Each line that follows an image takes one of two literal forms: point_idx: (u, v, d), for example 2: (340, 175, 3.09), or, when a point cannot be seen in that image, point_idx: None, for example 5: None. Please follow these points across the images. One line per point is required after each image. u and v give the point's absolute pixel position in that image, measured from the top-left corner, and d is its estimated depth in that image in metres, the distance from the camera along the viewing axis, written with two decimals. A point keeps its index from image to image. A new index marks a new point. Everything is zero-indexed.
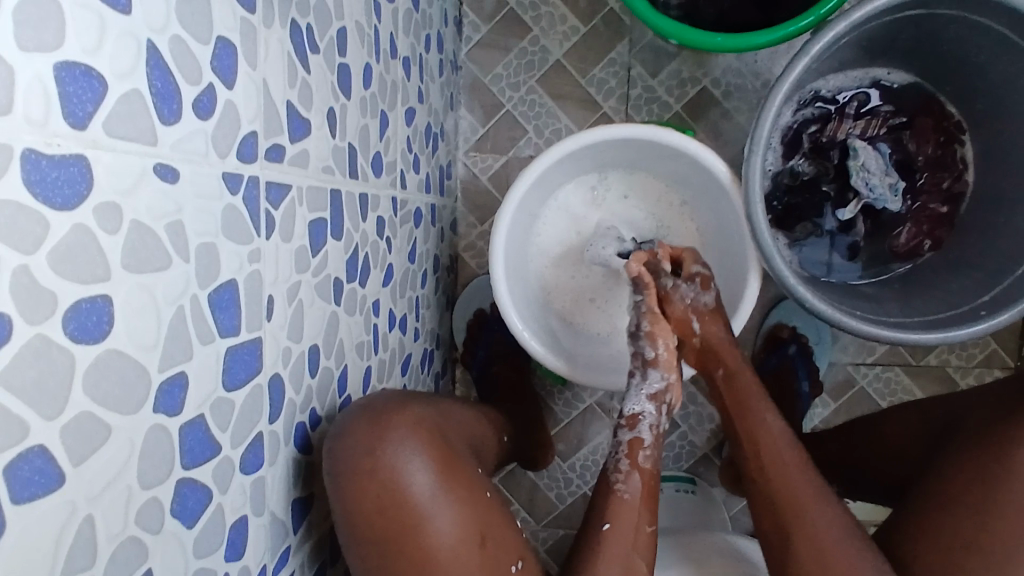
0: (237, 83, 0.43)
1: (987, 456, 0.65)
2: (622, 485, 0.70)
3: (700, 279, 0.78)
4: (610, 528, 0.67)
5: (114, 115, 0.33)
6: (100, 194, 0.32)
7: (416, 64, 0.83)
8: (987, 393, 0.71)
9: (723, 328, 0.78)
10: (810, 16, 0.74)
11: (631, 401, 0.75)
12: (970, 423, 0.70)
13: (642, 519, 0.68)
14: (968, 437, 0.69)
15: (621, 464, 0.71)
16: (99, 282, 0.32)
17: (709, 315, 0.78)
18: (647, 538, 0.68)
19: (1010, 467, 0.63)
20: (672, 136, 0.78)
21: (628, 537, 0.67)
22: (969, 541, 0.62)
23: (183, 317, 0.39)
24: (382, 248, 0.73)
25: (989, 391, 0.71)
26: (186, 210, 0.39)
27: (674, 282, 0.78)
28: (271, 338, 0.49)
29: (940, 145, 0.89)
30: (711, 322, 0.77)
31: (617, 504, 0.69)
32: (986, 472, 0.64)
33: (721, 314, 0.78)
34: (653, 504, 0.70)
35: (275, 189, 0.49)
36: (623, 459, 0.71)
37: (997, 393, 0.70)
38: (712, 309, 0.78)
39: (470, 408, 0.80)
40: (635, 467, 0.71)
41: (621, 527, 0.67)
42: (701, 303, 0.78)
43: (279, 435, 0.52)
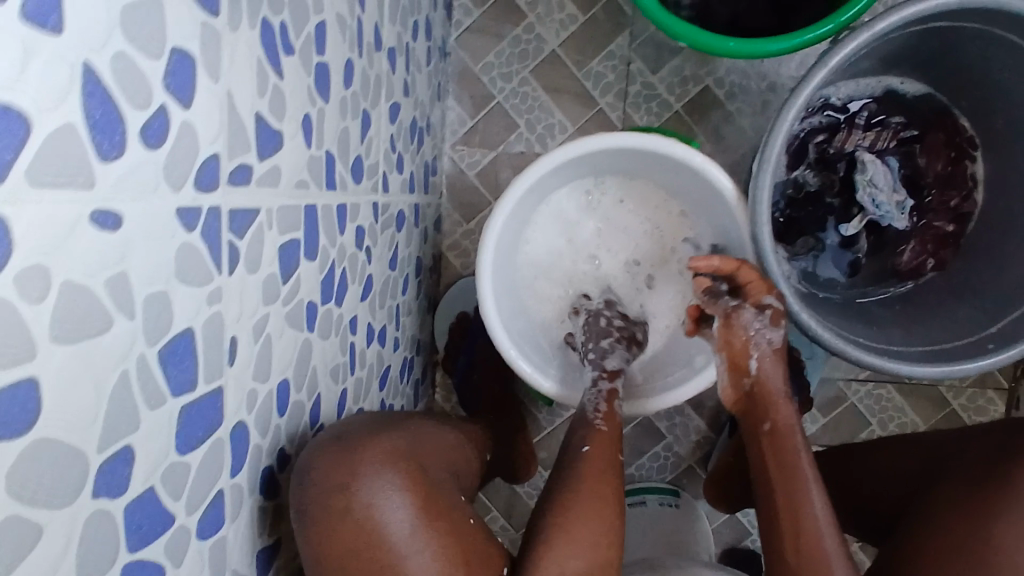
0: (195, 100, 0.37)
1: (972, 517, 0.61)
2: (601, 420, 0.74)
3: (771, 315, 0.70)
4: (591, 450, 0.71)
5: (40, 159, 0.27)
6: (21, 258, 0.26)
7: (402, 53, 0.76)
8: (983, 434, 0.68)
9: (782, 374, 0.72)
10: (831, 23, 0.69)
11: (614, 358, 0.80)
12: (963, 467, 0.67)
13: (614, 448, 0.72)
14: (960, 483, 0.66)
15: (599, 406, 0.76)
16: (23, 361, 0.27)
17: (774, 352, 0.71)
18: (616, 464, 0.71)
19: (1000, 521, 0.59)
20: (676, 148, 0.73)
21: (596, 469, 0.69)
22: None
23: (127, 383, 0.33)
24: (361, 259, 0.68)
25: (984, 434, 0.68)
26: (132, 259, 0.33)
27: (741, 305, 0.71)
28: (234, 383, 0.44)
29: (951, 162, 0.85)
30: (770, 363, 0.71)
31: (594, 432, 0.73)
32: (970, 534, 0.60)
33: (782, 355, 0.72)
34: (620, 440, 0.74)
35: (240, 215, 0.43)
36: (602, 403, 0.76)
37: (992, 437, 0.67)
38: (776, 349, 0.71)
39: (449, 429, 0.75)
40: (608, 412, 0.75)
41: (598, 454, 0.71)
42: (766, 340, 0.71)
43: (243, 486, 0.46)
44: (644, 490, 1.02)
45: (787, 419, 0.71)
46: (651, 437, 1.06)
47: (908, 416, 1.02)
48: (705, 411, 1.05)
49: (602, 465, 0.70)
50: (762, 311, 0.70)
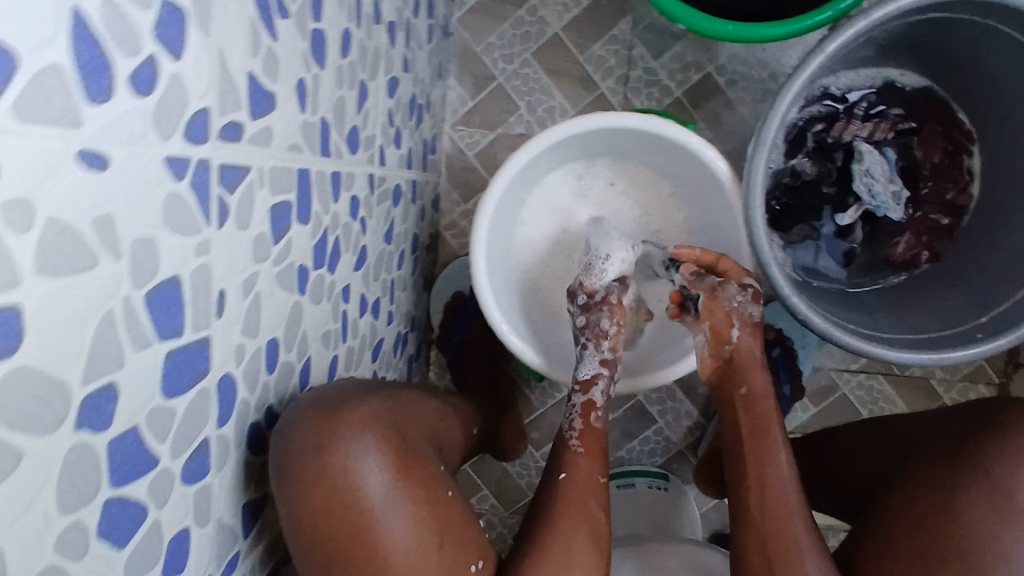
0: (186, 53, 0.38)
1: (931, 496, 0.62)
2: (577, 442, 0.73)
3: (753, 292, 0.73)
4: (567, 478, 0.70)
5: (26, 95, 0.28)
6: (7, 188, 0.27)
7: (402, 29, 0.77)
8: (949, 415, 0.68)
9: (759, 346, 0.73)
10: (829, 10, 0.69)
11: (585, 366, 0.77)
12: (927, 447, 0.67)
13: (597, 467, 0.72)
14: (924, 460, 0.66)
15: (574, 423, 0.74)
16: (6, 289, 0.28)
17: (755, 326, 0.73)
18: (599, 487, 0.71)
19: (963, 501, 0.60)
20: (672, 130, 0.74)
21: (582, 486, 0.70)
22: None
23: (113, 323, 0.34)
24: (356, 229, 0.69)
25: (951, 414, 0.68)
26: (119, 202, 0.34)
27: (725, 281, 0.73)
28: (222, 336, 0.45)
29: (947, 154, 0.85)
30: (750, 336, 0.73)
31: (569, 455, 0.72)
32: (930, 514, 0.61)
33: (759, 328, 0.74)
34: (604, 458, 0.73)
35: (230, 172, 0.44)
36: (577, 420, 0.74)
37: (955, 418, 0.67)
38: (755, 323, 0.73)
39: (434, 401, 0.75)
40: (586, 431, 0.74)
41: (577, 478, 0.70)
42: (749, 315, 0.73)
43: (229, 438, 0.48)
44: (634, 473, 1.03)
45: (762, 386, 0.72)
46: (643, 421, 1.07)
47: (898, 408, 1.02)
48: (696, 397, 1.06)
49: (585, 488, 0.70)
50: (744, 287, 0.73)
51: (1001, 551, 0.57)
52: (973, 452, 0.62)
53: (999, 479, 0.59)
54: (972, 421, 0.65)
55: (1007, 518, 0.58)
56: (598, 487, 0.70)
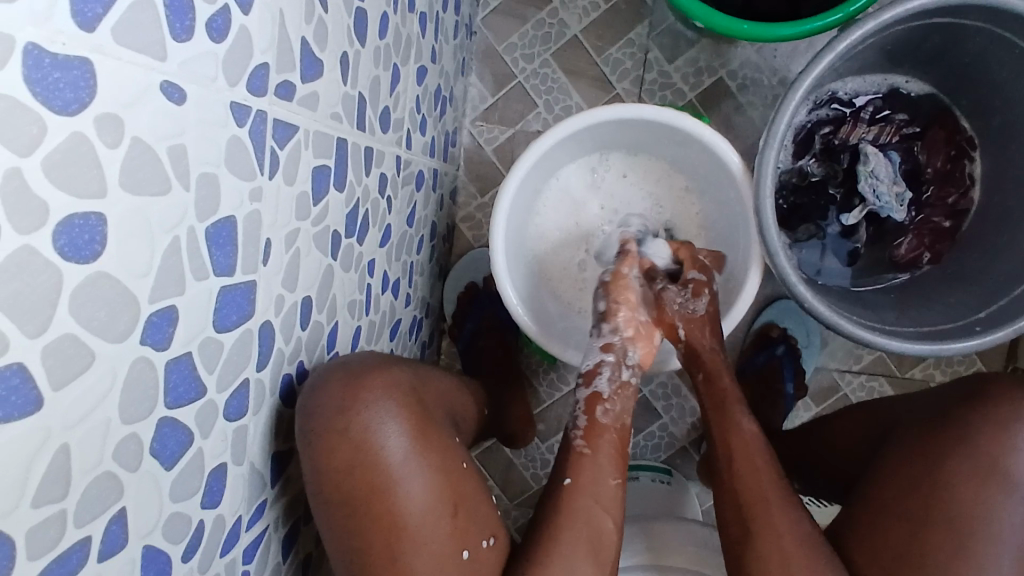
0: (253, 9, 0.41)
1: (916, 461, 0.64)
2: (581, 440, 0.70)
3: (692, 287, 0.78)
4: (571, 483, 0.68)
5: (122, 22, 0.30)
6: (102, 104, 0.30)
7: (432, 21, 0.80)
8: (932, 393, 0.70)
9: (712, 338, 0.77)
10: (839, 13, 0.73)
11: (589, 356, 0.76)
12: (911, 422, 0.69)
13: (607, 474, 0.69)
14: (907, 432, 0.68)
15: (579, 421, 0.72)
16: (95, 198, 0.30)
17: (704, 320, 0.77)
18: (612, 493, 0.68)
19: (948, 461, 0.62)
20: (686, 121, 0.77)
21: (590, 487, 0.68)
22: (901, 553, 0.61)
23: (178, 248, 0.37)
24: (382, 206, 0.72)
25: (933, 391, 0.70)
26: (190, 135, 0.36)
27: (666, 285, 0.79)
28: (265, 283, 0.47)
29: (950, 159, 0.89)
30: (699, 328, 0.77)
31: (575, 458, 0.69)
32: (917, 479, 0.63)
33: (712, 324, 0.78)
34: (624, 462, 0.71)
35: (282, 127, 0.47)
36: (581, 416, 0.72)
37: (939, 392, 0.69)
38: (701, 316, 0.77)
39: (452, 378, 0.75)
40: (590, 426, 0.71)
41: (583, 483, 0.68)
42: (693, 309, 0.77)
43: (265, 385, 0.50)
44: (638, 467, 1.04)
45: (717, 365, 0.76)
46: (648, 416, 1.09)
47: None
48: None
49: (595, 495, 0.67)
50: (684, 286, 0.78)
51: (986, 513, 0.59)
52: (956, 421, 0.64)
53: (985, 447, 0.61)
54: (955, 393, 0.67)
55: (993, 481, 0.60)
56: (608, 494, 0.68)
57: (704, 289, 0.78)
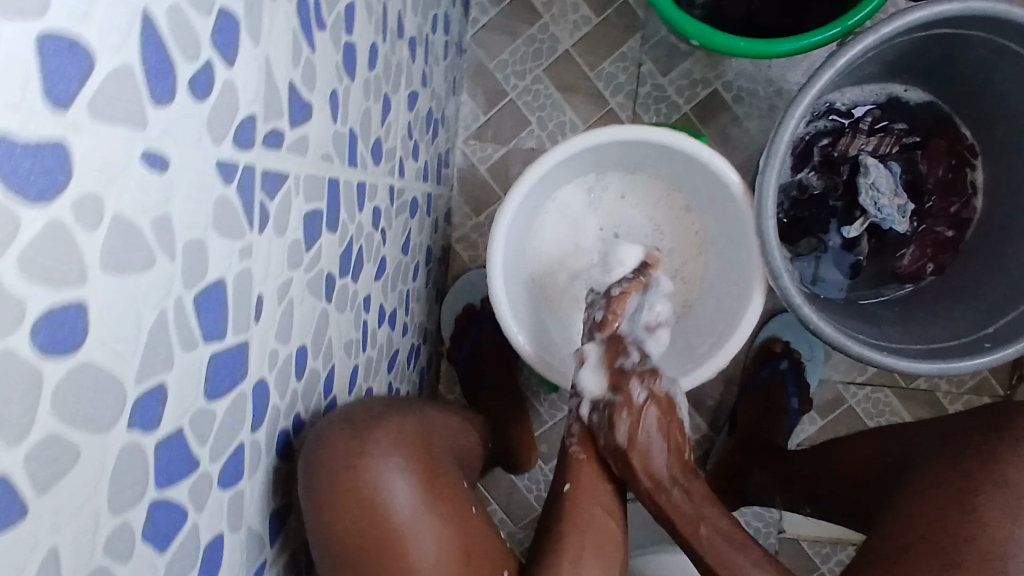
0: (237, 61, 0.39)
1: (948, 495, 0.63)
2: (575, 444, 0.73)
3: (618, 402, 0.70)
4: (571, 487, 0.70)
5: (99, 95, 0.28)
6: (81, 185, 0.28)
7: (422, 45, 0.79)
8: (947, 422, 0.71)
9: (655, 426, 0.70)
10: (837, 27, 0.71)
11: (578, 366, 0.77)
12: (931, 450, 0.69)
13: (603, 476, 0.70)
14: (935, 465, 0.67)
15: (573, 430, 0.74)
16: (76, 287, 0.28)
17: (641, 427, 0.70)
18: (608, 495, 0.70)
19: (982, 496, 0.61)
20: (686, 142, 0.75)
21: (589, 490, 0.69)
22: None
23: (165, 322, 0.35)
24: (376, 240, 0.70)
25: (952, 418, 0.71)
26: (176, 202, 0.34)
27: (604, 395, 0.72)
28: (258, 341, 0.45)
29: (952, 168, 0.87)
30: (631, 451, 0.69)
31: (573, 463, 0.71)
32: (948, 513, 0.62)
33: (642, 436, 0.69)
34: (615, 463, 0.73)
35: (271, 178, 0.45)
36: (574, 425, 0.74)
37: (965, 419, 0.69)
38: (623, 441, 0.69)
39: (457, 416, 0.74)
40: (586, 435, 0.73)
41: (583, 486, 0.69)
42: (616, 440, 0.70)
43: (261, 444, 0.48)
44: (643, 486, 1.03)
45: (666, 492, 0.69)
46: None
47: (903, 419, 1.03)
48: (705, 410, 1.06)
49: (594, 497, 0.69)
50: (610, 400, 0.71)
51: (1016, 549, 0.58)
52: (986, 454, 0.63)
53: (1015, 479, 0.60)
54: (984, 422, 0.67)
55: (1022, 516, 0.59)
56: (604, 495, 0.69)
57: (622, 414, 0.70)
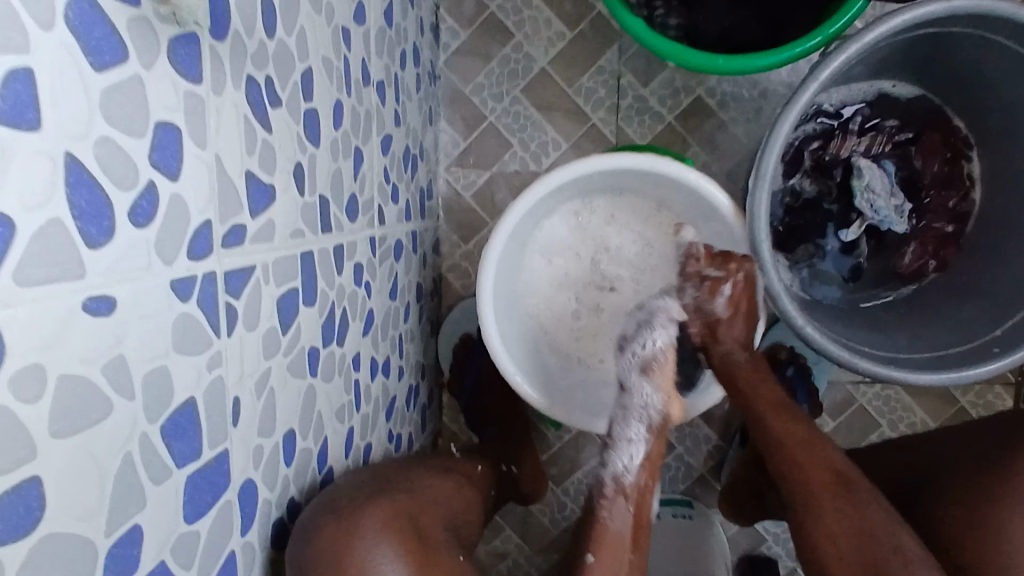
0: (183, 171, 0.37)
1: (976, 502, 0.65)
2: (606, 516, 0.68)
3: (710, 284, 0.75)
4: (595, 560, 0.66)
5: (28, 260, 0.27)
6: (17, 360, 0.26)
7: (391, 84, 0.76)
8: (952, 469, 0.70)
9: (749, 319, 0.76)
10: (819, 35, 0.70)
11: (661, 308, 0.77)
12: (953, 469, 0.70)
13: (625, 550, 0.67)
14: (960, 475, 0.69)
15: (605, 491, 0.70)
16: (25, 464, 0.27)
17: (735, 315, 0.75)
18: (633, 567, 0.67)
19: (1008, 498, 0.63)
20: (671, 165, 0.74)
21: (612, 568, 0.66)
22: None
23: (132, 463, 0.33)
24: (361, 296, 0.68)
25: (972, 432, 0.72)
26: (129, 339, 0.33)
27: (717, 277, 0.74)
28: (240, 443, 0.44)
29: (947, 161, 0.85)
30: (728, 327, 0.76)
31: (596, 532, 0.67)
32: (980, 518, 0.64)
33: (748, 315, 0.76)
34: (642, 534, 0.69)
35: (235, 276, 0.43)
36: (608, 488, 0.70)
37: (980, 431, 0.71)
38: (739, 297, 0.74)
39: (454, 479, 0.73)
40: (614, 496, 0.70)
41: (606, 561, 0.66)
42: (712, 308, 0.75)
43: (254, 543, 0.47)
44: (658, 501, 1.04)
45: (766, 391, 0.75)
46: (662, 448, 1.07)
47: (917, 415, 1.03)
48: (714, 420, 1.05)
49: (616, 573, 0.66)
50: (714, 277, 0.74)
51: None
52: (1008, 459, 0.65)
53: None
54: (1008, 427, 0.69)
55: None
56: (628, 569, 0.67)
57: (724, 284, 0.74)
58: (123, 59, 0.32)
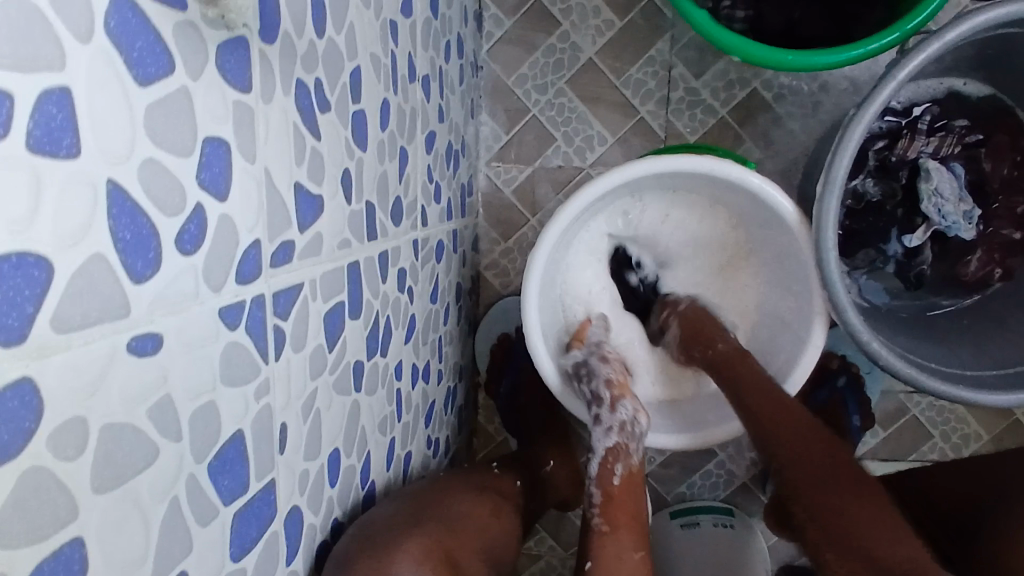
0: (231, 189, 0.34)
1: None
2: (597, 516, 0.66)
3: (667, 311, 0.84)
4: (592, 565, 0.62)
5: (66, 304, 0.24)
6: (56, 414, 0.24)
7: (436, 78, 0.73)
8: (997, 512, 0.65)
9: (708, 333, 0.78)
10: (897, 31, 0.65)
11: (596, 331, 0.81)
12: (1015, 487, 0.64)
13: (628, 548, 0.64)
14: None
15: (594, 497, 0.68)
16: (66, 525, 0.25)
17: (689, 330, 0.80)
18: (637, 567, 0.63)
19: None
20: (732, 169, 0.70)
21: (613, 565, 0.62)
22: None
23: (177, 507, 0.31)
24: (404, 301, 0.65)
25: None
26: (174, 376, 0.30)
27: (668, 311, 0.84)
28: (287, 470, 0.42)
29: (1017, 166, 0.79)
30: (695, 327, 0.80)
31: (596, 537, 0.64)
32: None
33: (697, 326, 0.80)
34: (642, 533, 0.66)
35: (283, 295, 0.40)
36: (595, 492, 0.68)
37: None
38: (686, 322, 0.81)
39: (482, 495, 0.70)
40: (607, 494, 0.67)
41: (607, 561, 0.62)
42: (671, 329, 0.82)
43: (298, 570, 0.45)
44: (698, 509, 1.01)
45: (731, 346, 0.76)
46: (704, 454, 1.03)
47: (972, 427, 0.99)
48: None
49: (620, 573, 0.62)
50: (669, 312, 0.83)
51: None
52: None
53: None
54: None
55: None
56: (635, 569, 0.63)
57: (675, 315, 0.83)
58: (169, 69, 0.29)
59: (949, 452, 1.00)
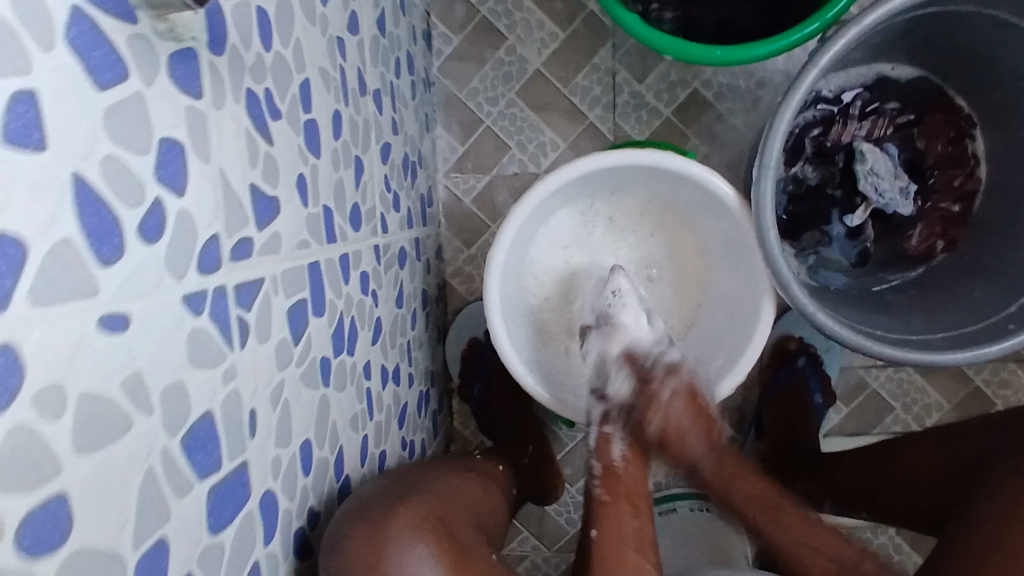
0: (188, 187, 0.37)
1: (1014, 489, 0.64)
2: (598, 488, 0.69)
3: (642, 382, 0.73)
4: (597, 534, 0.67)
5: (42, 279, 0.27)
6: (36, 380, 0.27)
7: (388, 93, 0.77)
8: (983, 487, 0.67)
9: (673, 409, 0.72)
10: (815, 21, 0.70)
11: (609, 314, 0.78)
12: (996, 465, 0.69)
13: (626, 514, 0.68)
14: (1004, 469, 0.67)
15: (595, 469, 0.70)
16: (50, 480, 0.27)
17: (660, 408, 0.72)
18: (640, 530, 0.68)
19: None
20: (674, 161, 0.74)
21: (618, 536, 0.67)
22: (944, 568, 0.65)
23: (154, 478, 0.34)
24: (369, 304, 0.68)
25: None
26: (143, 356, 0.33)
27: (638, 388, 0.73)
28: (259, 454, 0.44)
29: (951, 141, 0.86)
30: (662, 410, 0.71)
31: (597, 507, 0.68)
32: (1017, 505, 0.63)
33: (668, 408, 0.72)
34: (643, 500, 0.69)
35: (245, 289, 0.43)
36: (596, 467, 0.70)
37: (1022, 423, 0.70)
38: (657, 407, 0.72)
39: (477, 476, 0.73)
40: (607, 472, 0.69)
41: (609, 527, 0.67)
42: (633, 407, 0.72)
43: (277, 553, 0.47)
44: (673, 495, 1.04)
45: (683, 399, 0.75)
46: None
47: (931, 397, 1.04)
48: None
49: (622, 541, 0.66)
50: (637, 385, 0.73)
51: None
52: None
53: None
54: None
55: None
56: (636, 535, 0.67)
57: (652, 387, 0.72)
58: (124, 76, 0.32)
59: (910, 422, 1.04)
